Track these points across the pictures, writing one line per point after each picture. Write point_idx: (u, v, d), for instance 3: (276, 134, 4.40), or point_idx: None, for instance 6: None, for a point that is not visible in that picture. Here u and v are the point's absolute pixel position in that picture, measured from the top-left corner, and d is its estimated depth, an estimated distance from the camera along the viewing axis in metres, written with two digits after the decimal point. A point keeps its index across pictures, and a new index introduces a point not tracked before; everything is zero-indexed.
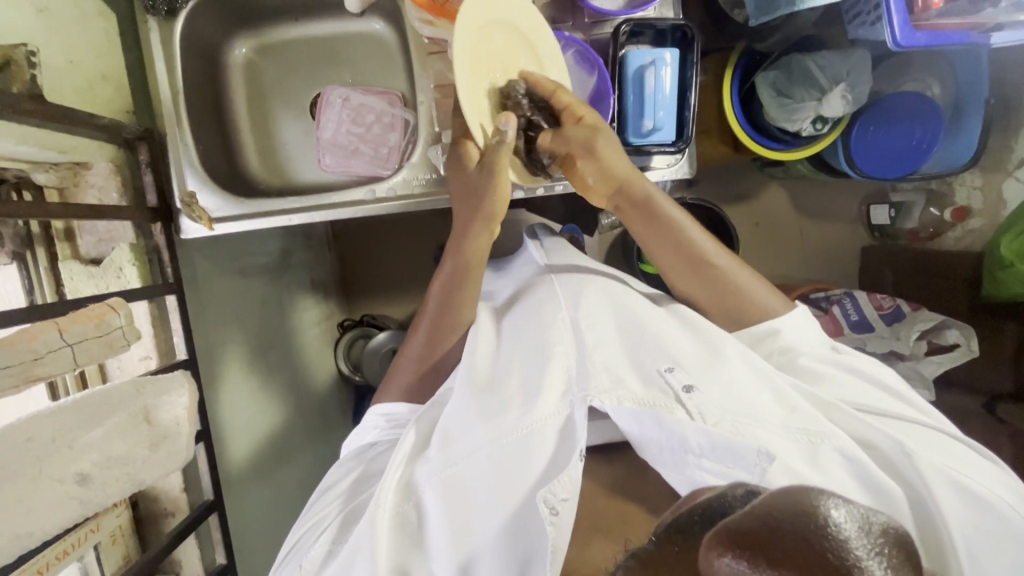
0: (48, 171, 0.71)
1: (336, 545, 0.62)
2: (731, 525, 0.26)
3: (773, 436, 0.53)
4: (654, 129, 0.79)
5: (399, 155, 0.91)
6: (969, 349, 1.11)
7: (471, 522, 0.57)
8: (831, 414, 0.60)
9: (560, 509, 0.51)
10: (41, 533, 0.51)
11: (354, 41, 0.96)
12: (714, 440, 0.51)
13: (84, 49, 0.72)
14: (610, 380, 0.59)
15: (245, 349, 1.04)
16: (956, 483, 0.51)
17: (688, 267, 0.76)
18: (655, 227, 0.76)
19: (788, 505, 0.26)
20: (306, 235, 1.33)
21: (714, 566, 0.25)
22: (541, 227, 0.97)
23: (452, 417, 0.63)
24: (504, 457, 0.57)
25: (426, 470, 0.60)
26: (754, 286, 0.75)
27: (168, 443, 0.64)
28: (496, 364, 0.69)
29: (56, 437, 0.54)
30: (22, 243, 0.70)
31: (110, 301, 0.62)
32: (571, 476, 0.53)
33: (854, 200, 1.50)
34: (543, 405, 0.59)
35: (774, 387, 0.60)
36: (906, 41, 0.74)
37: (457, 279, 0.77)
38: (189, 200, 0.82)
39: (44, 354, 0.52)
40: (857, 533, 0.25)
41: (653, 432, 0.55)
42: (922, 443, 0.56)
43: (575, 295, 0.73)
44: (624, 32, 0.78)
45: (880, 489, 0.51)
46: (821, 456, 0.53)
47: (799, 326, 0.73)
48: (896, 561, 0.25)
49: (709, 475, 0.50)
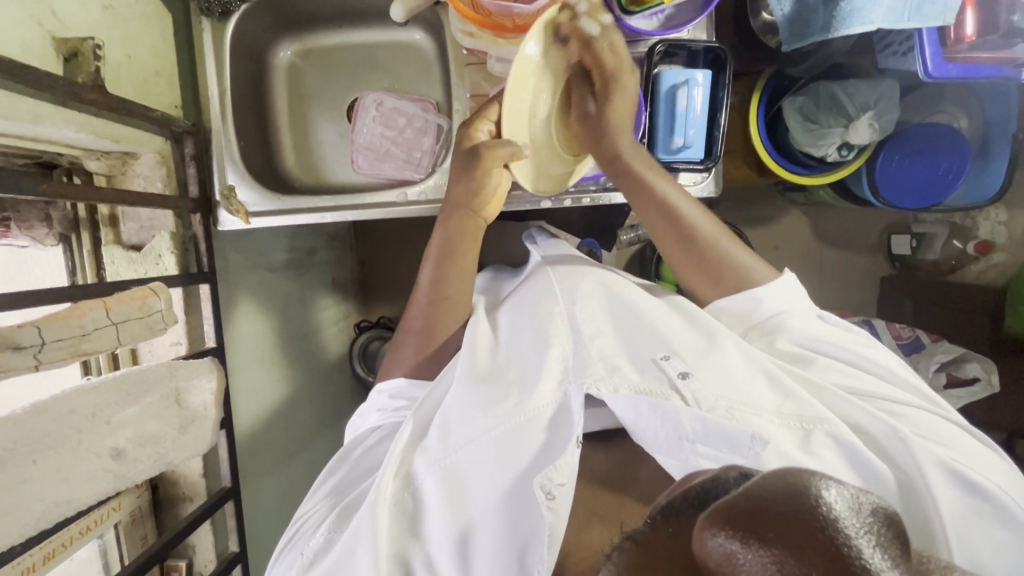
0: (100, 159, 0.75)
1: (332, 536, 0.62)
2: (720, 505, 0.25)
3: (765, 422, 0.56)
4: (683, 147, 0.81)
5: (431, 159, 0.93)
6: (990, 385, 1.11)
7: (467, 503, 0.58)
8: (822, 397, 0.63)
9: (557, 493, 0.53)
10: (77, 502, 0.53)
11: (394, 50, 0.99)
12: (708, 425, 0.54)
13: (141, 45, 0.76)
14: (607, 369, 0.61)
15: (267, 344, 1.06)
16: (946, 466, 0.55)
17: (681, 243, 0.76)
18: (648, 202, 0.75)
19: (778, 485, 0.25)
20: (329, 235, 1.35)
21: (705, 548, 0.24)
22: (537, 229, 1.01)
23: (452, 404, 0.65)
24: (502, 443, 0.59)
25: (426, 459, 0.61)
26: (733, 249, 0.75)
27: (195, 426, 0.67)
28: (498, 353, 0.71)
29: (95, 411, 0.55)
30: (69, 225, 0.75)
31: (152, 285, 0.64)
32: (569, 461, 0.54)
33: (875, 230, 1.50)
34: (542, 392, 0.61)
35: (767, 373, 0.63)
36: (938, 73, 0.76)
37: (449, 251, 0.79)
38: (228, 193, 0.84)
39: (92, 330, 0.54)
40: (849, 514, 0.24)
41: (648, 418, 0.57)
42: (916, 428, 0.59)
43: (571, 287, 0.74)
44: (658, 52, 0.80)
45: (871, 474, 0.55)
46: (812, 440, 0.56)
47: (784, 291, 0.73)
48: (885, 539, 0.24)
49: (705, 458, 0.53)
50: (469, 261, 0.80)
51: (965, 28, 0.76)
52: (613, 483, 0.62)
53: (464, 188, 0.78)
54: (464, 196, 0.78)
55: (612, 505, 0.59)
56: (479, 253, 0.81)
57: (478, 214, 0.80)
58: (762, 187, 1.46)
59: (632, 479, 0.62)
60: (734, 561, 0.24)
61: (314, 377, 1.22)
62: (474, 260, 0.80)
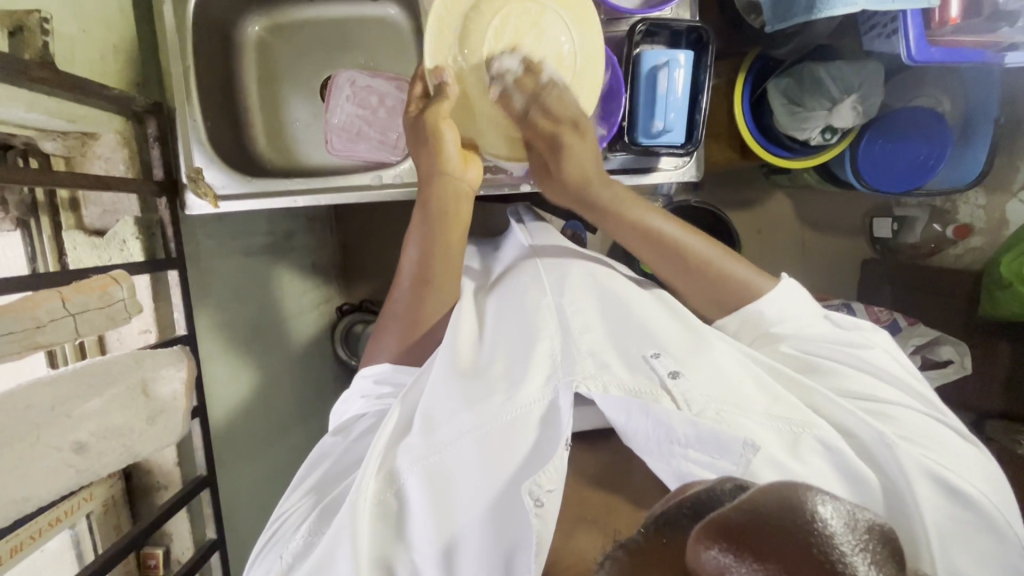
0: (57, 140, 0.73)
1: (312, 539, 0.61)
2: (717, 518, 0.25)
3: (756, 426, 0.57)
4: (664, 131, 0.79)
5: (407, 141, 0.90)
6: (962, 366, 1.13)
7: (452, 505, 0.57)
8: (811, 400, 0.64)
9: (545, 500, 0.52)
10: (37, 498, 0.52)
11: (368, 26, 0.96)
12: (699, 430, 0.53)
13: (96, 18, 0.72)
14: (596, 365, 0.61)
15: (243, 328, 1.04)
16: (933, 474, 0.55)
17: (668, 258, 0.75)
18: (632, 234, 0.75)
19: (773, 501, 0.26)
20: (308, 217, 1.33)
21: (700, 559, 0.25)
22: (524, 209, 1.01)
23: (435, 399, 0.64)
24: (486, 443, 0.58)
25: (410, 456, 0.60)
26: (730, 265, 0.74)
27: (164, 416, 0.66)
28: (484, 344, 0.70)
29: (55, 405, 0.53)
30: (26, 210, 0.72)
31: (114, 273, 0.62)
32: (558, 466, 0.54)
33: (857, 213, 1.51)
34: (529, 390, 0.60)
35: (757, 375, 0.63)
36: (922, 56, 0.74)
37: (433, 232, 0.75)
38: (195, 175, 0.81)
39: (47, 321, 0.52)
40: (844, 530, 0.25)
41: (639, 421, 0.57)
42: (903, 430, 0.60)
43: (560, 279, 0.74)
44: (639, 31, 0.78)
45: (857, 481, 0.56)
46: (801, 446, 0.57)
47: (785, 301, 0.72)
48: (879, 555, 0.25)
49: (696, 466, 0.53)
50: (456, 238, 0.76)
51: (949, 10, 0.74)
52: (599, 483, 0.62)
53: (429, 161, 0.74)
54: (432, 169, 0.74)
55: (601, 508, 0.59)
56: (468, 226, 0.77)
57: (458, 181, 0.75)
58: (748, 169, 1.45)
59: (616, 480, 0.62)
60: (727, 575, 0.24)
61: (294, 360, 1.21)
62: (460, 238, 0.76)
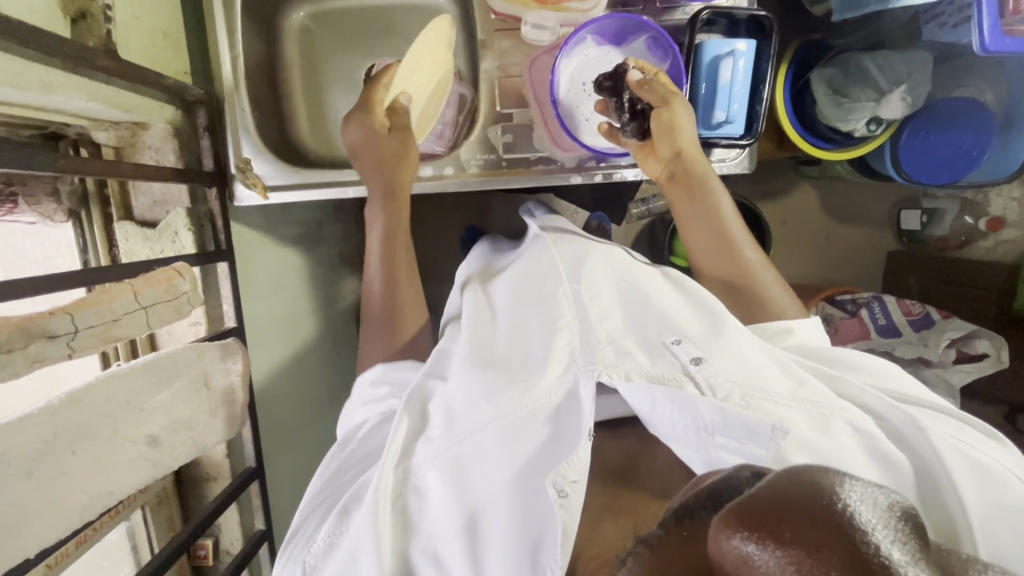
0: (108, 130, 0.72)
1: (335, 536, 0.59)
2: (734, 506, 0.24)
3: (783, 409, 0.53)
4: (724, 122, 0.80)
5: (453, 132, 0.91)
6: (998, 360, 1.11)
7: (474, 489, 0.54)
8: (835, 386, 0.60)
9: (570, 491, 0.50)
10: (118, 492, 0.52)
11: (410, 13, 0.94)
12: (726, 415, 0.50)
13: (147, 5, 0.71)
14: (617, 354, 0.58)
15: (280, 319, 1.03)
16: (966, 455, 0.49)
17: (714, 247, 0.78)
18: (698, 213, 0.78)
19: (790, 486, 0.24)
20: (336, 207, 1.31)
21: (722, 549, 0.23)
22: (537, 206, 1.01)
23: (454, 390, 0.62)
24: (506, 432, 0.56)
25: (431, 448, 0.58)
26: (771, 284, 0.75)
27: (225, 409, 0.65)
28: (500, 334, 0.69)
29: (130, 399, 0.53)
30: (77, 201, 0.72)
31: (176, 265, 0.61)
32: (582, 457, 0.51)
33: (886, 205, 1.49)
34: (550, 378, 0.58)
35: (779, 362, 0.60)
36: (994, 46, 0.74)
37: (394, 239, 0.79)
38: (244, 166, 0.80)
39: (123, 315, 0.52)
40: (870, 512, 0.23)
41: (665, 408, 0.54)
42: (931, 415, 0.55)
43: (577, 267, 0.72)
44: (702, 19, 0.76)
45: (889, 463, 0.50)
46: (830, 426, 0.52)
47: (811, 330, 0.71)
48: (907, 535, 0.23)
49: (725, 452, 0.49)
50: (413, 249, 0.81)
51: None
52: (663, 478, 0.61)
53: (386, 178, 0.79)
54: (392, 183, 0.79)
55: (631, 499, 0.56)
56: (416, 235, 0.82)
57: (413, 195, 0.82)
58: (777, 160, 1.44)
59: None
60: (751, 563, 0.22)
61: (325, 351, 1.20)
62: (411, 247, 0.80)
